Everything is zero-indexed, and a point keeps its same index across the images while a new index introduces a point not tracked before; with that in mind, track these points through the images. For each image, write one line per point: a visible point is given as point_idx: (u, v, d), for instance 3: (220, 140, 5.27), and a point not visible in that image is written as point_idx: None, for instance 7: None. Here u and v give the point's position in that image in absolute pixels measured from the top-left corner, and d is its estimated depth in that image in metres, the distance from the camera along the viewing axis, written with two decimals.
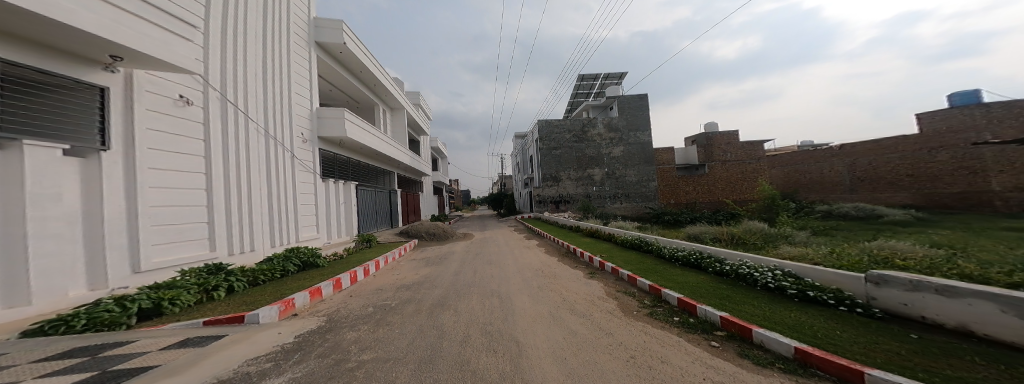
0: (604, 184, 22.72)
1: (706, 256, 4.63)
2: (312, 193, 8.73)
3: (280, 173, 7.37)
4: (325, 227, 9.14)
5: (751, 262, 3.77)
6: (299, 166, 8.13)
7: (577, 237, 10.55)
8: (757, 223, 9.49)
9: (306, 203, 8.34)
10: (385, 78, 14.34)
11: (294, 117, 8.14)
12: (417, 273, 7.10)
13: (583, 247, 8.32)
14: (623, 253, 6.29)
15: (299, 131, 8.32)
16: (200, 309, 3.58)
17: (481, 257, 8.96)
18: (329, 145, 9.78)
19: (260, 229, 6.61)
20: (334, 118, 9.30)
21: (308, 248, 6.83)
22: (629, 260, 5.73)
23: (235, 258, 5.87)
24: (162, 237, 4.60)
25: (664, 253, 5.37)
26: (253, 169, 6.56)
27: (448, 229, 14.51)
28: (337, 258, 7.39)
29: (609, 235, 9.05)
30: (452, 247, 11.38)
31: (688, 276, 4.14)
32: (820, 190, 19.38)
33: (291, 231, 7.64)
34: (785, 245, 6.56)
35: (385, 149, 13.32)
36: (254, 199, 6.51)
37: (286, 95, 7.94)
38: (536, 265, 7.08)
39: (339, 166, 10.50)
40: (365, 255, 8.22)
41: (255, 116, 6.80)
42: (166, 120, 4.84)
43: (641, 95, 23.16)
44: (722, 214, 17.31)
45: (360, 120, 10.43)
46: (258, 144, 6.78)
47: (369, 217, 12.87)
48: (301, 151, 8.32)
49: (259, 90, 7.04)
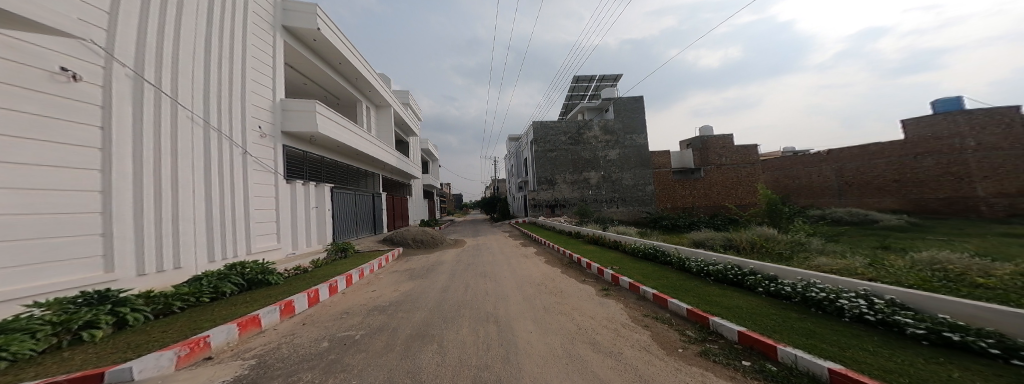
0: (600, 187, 22.12)
1: (746, 270, 3.81)
2: (273, 196, 7.64)
3: (222, 173, 6.29)
4: (287, 236, 7.99)
5: (824, 283, 2.94)
6: (253, 165, 7.03)
7: (579, 245, 9.60)
8: (766, 228, 8.88)
9: (262, 209, 7.22)
10: (368, 72, 13.31)
11: (249, 106, 7.05)
12: (395, 290, 6.07)
13: (588, 256, 7.41)
14: (636, 265, 5.45)
15: (256, 123, 7.23)
16: (45, 358, 2.59)
17: (474, 268, 7.97)
18: (298, 142, 8.71)
19: (190, 240, 5.53)
20: (303, 111, 8.22)
21: (256, 263, 5.65)
22: (644, 271, 4.87)
23: (144, 280, 4.74)
24: (6, 260, 3.51)
25: (687, 266, 4.55)
26: (183, 167, 5.49)
27: (437, 236, 13.44)
28: (295, 273, 6.23)
29: (615, 242, 8.14)
30: (441, 256, 10.31)
31: (734, 295, 3.29)
32: (807, 195, 19.01)
33: (239, 241, 6.51)
34: (818, 255, 5.89)
35: (366, 147, 12.21)
36: (182, 205, 5.43)
37: (238, 81, 6.88)
38: (535, 279, 6.15)
39: (310, 166, 9.38)
40: (337, 269, 7.06)
41: (189, 104, 5.70)
42: (33, 98, 3.78)
43: (636, 97, 22.76)
44: (718, 220, 17.14)
45: (335, 113, 9.34)
46: (192, 135, 5.72)
47: (348, 223, 11.74)
48: (256, 147, 7.18)
49: (195, 73, 5.93)
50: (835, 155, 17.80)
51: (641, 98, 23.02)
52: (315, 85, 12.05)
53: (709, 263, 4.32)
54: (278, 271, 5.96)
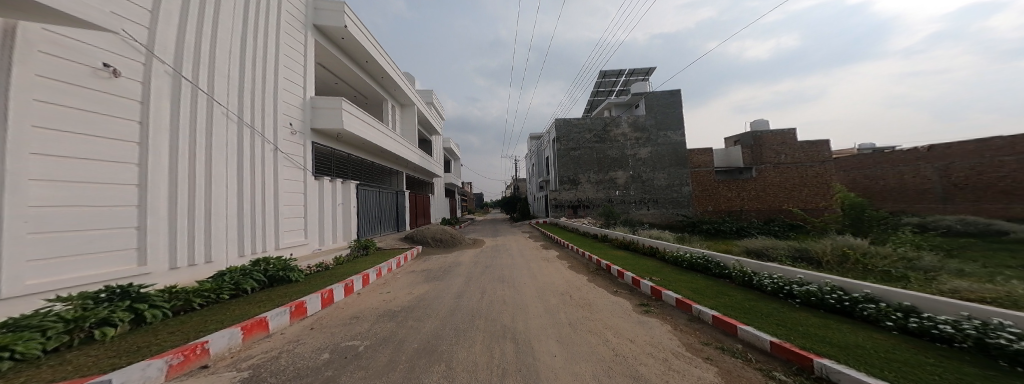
0: (629, 188, 20.74)
1: (850, 294, 2.87)
2: (302, 192, 7.67)
3: (254, 169, 6.34)
4: (314, 233, 7.99)
5: (1000, 322, 1.96)
6: (284, 161, 7.08)
7: (608, 249, 8.74)
8: (846, 238, 7.53)
9: (291, 205, 7.24)
10: (394, 71, 13.43)
11: (280, 103, 7.10)
12: (409, 292, 5.73)
13: (619, 263, 6.58)
14: (684, 276, 4.57)
15: (287, 120, 7.28)
16: (47, 365, 2.15)
17: (492, 271, 7.47)
18: (326, 139, 8.76)
19: (220, 235, 5.53)
20: (331, 109, 8.23)
21: (279, 258, 5.43)
22: (695, 286, 4.02)
23: (173, 274, 4.72)
24: (40, 249, 3.42)
25: (760, 283, 3.69)
26: (216, 162, 5.54)
27: (457, 235, 13.22)
28: (316, 270, 6.07)
29: (651, 248, 7.23)
30: (458, 256, 9.97)
31: (844, 330, 2.39)
32: (899, 198, 17.61)
33: (267, 237, 6.52)
34: (947, 277, 4.48)
35: (390, 145, 12.24)
36: (214, 199, 5.46)
37: (271, 79, 6.95)
38: (558, 286, 5.52)
39: (337, 163, 9.43)
40: (355, 267, 6.88)
41: (223, 100, 5.76)
42: (77, 93, 3.80)
43: (672, 91, 21.12)
44: (776, 227, 15.28)
45: (361, 111, 9.35)
46: (226, 131, 5.78)
47: (372, 221, 11.81)
48: (286, 143, 7.22)
49: (231, 70, 6.00)
50: (939, 152, 16.29)
51: (677, 92, 21.34)
52: (345, 84, 12.34)
53: (792, 280, 3.39)
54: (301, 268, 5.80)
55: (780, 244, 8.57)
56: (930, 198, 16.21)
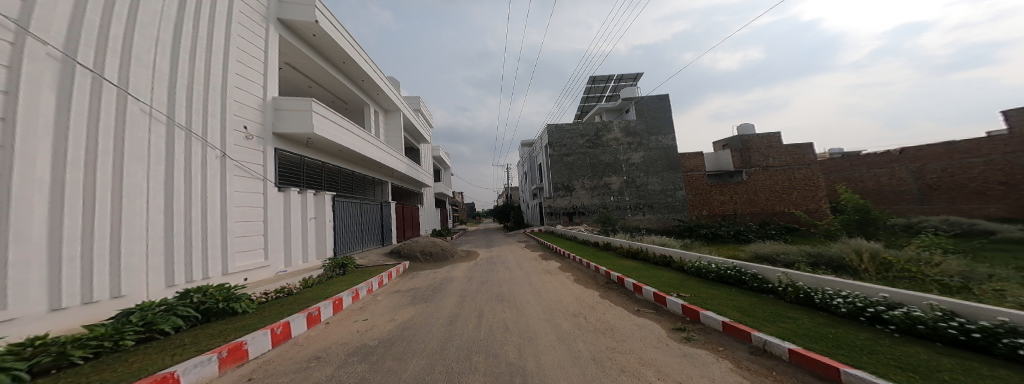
0: (623, 193, 20.38)
1: (975, 320, 2.02)
2: (261, 206, 6.46)
3: (192, 179, 5.01)
4: (278, 253, 6.81)
5: None
6: (236, 170, 5.88)
7: (614, 259, 7.93)
8: (861, 241, 7.16)
9: (246, 221, 6.00)
10: (374, 73, 12.66)
11: (229, 102, 5.92)
12: (388, 321, 4.74)
13: (630, 275, 5.79)
14: (717, 293, 3.80)
15: (240, 123, 6.15)
16: None
17: (491, 289, 6.58)
18: (293, 145, 7.71)
19: (139, 263, 4.13)
20: (298, 111, 7.22)
21: (219, 287, 4.32)
22: (737, 304, 3.24)
23: (55, 319, 3.30)
24: None
25: (823, 302, 2.84)
26: (134, 170, 4.16)
27: (448, 248, 12.26)
28: (272, 297, 4.94)
29: (664, 257, 6.44)
30: (449, 271, 9.01)
31: (1016, 382, 1.54)
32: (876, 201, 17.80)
33: (211, 261, 5.20)
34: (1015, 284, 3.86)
35: (370, 152, 11.29)
36: (131, 219, 4.08)
37: (218, 74, 5.79)
38: (567, 309, 4.71)
39: (308, 173, 8.36)
40: (327, 290, 5.80)
41: (144, 95, 4.42)
42: None
43: (661, 96, 21.12)
44: (773, 230, 15.20)
45: (334, 113, 8.42)
46: (152, 133, 4.45)
47: (352, 236, 10.70)
48: (238, 149, 6.01)
49: (160, 58, 4.75)
50: (910, 155, 16.81)
51: (666, 96, 21.35)
52: (319, 87, 11.49)
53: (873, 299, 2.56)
54: (252, 296, 4.74)
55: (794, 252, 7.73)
56: (908, 199, 16.49)
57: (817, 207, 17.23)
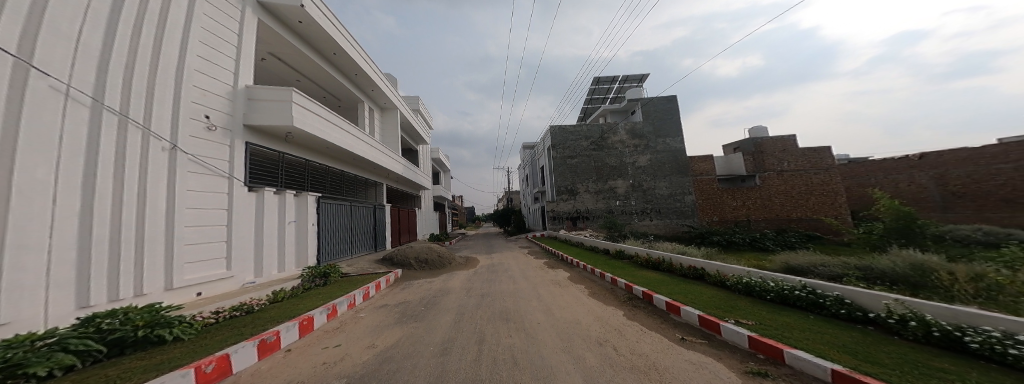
0: (629, 197, 19.55)
1: None
2: (226, 210, 5.38)
3: (128, 175, 3.98)
4: (248, 261, 5.82)
5: None
6: (193, 166, 4.82)
7: (631, 269, 6.96)
8: (927, 256, 6.36)
9: (202, 228, 4.89)
10: (369, 67, 11.90)
11: (188, 88, 4.88)
12: (364, 348, 3.82)
13: (659, 291, 4.83)
14: (794, 322, 2.87)
15: (202, 112, 5.10)
16: None
17: (495, 305, 5.70)
18: (269, 140, 6.75)
19: (31, 280, 3.08)
20: (274, 101, 6.24)
21: (144, 308, 3.30)
22: (847, 346, 2.31)
23: None
24: None
25: (992, 350, 1.89)
26: (33, 162, 3.18)
27: (445, 254, 11.39)
28: (222, 317, 4.02)
29: (691, 269, 5.50)
30: (447, 281, 8.11)
31: None
32: None
33: (153, 276, 4.14)
34: None
35: (362, 150, 10.43)
36: (23, 226, 3.07)
37: (175, 52, 4.80)
38: (591, 336, 3.79)
39: (288, 171, 7.48)
40: (297, 306, 4.88)
41: (59, 70, 3.45)
42: None
43: (669, 97, 20.45)
44: (793, 237, 14.40)
45: (318, 106, 7.50)
46: (66, 115, 3.47)
47: (338, 241, 9.78)
48: (196, 142, 4.95)
49: (88, 25, 3.79)
50: (932, 160, 16.64)
51: (674, 98, 20.66)
52: (308, 81, 10.79)
53: None
54: (195, 315, 3.79)
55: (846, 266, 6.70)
56: (929, 206, 16.22)
57: (840, 212, 16.14)
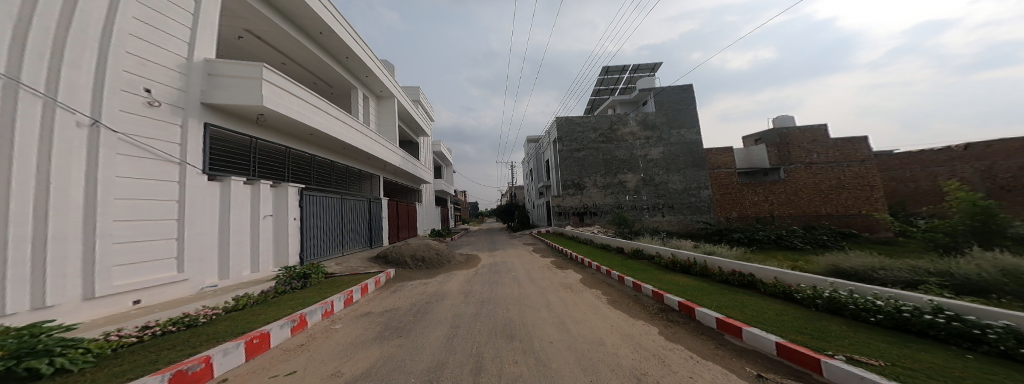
0: (640, 192, 18.45)
1: None
2: (176, 200, 4.58)
3: (22, 156, 3.15)
4: (209, 260, 5.02)
5: None
6: (125, 147, 3.99)
7: (655, 272, 5.98)
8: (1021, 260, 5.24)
9: (140, 222, 4.09)
10: (360, 48, 10.96)
11: (118, 54, 4.02)
12: (326, 378, 2.86)
13: (700, 302, 3.84)
14: (946, 364, 1.87)
15: (139, 83, 4.24)
16: None
17: (495, 317, 4.80)
18: (237, 123, 5.90)
19: None
20: (239, 77, 5.39)
21: (18, 329, 2.37)
22: None
23: None
24: None
25: None
26: None
27: (444, 251, 10.54)
28: (152, 334, 3.19)
29: (735, 274, 4.49)
30: (443, 284, 7.27)
31: None
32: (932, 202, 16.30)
33: (64, 282, 3.34)
34: None
35: (352, 138, 9.57)
36: None
37: (100, 9, 3.92)
38: (621, 366, 2.84)
39: (262, 158, 6.64)
40: (254, 318, 4.05)
41: None
42: None
43: (684, 86, 19.18)
44: (823, 235, 13.19)
45: (297, 86, 6.69)
46: None
47: (324, 236, 8.97)
48: (130, 119, 4.10)
49: None
50: (979, 151, 15.23)
51: (689, 86, 19.39)
52: (293, 64, 9.99)
53: None
54: (108, 337, 2.90)
55: (912, 274, 5.51)
56: None
57: (874, 208, 14.79)
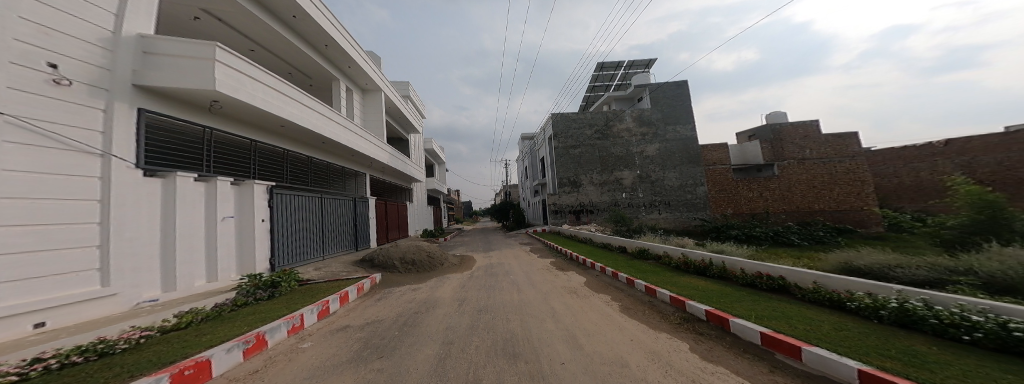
0: (635, 189, 18.15)
1: None
2: (93, 199, 3.84)
3: None
4: (147, 271, 4.39)
5: None
6: (17, 133, 3.22)
7: (667, 274, 5.49)
8: None
9: (39, 226, 3.36)
10: (340, 35, 10.12)
11: (7, 19, 3.21)
12: None
13: (732, 311, 3.35)
14: None
15: (38, 55, 3.43)
16: None
17: (495, 331, 4.19)
18: (186, 110, 5.22)
19: None
20: (186, 58, 4.73)
21: None
22: None
23: None
24: None
25: None
26: None
27: (436, 253, 9.82)
28: (43, 369, 2.55)
29: (763, 278, 4.00)
30: (433, 291, 6.60)
31: None
32: (919, 197, 16.52)
33: None
34: None
35: (330, 132, 8.78)
36: None
37: None
38: None
39: (217, 151, 5.91)
40: (190, 342, 3.40)
41: None
42: None
43: (679, 82, 18.97)
44: (820, 231, 13.13)
45: (260, 71, 6.04)
46: None
47: (302, 238, 8.19)
48: (28, 98, 3.31)
49: None
50: (961, 146, 15.53)
51: (683, 83, 19.18)
52: (263, 50, 9.12)
53: None
54: None
55: (937, 271, 4.94)
56: None
57: (867, 203, 14.85)
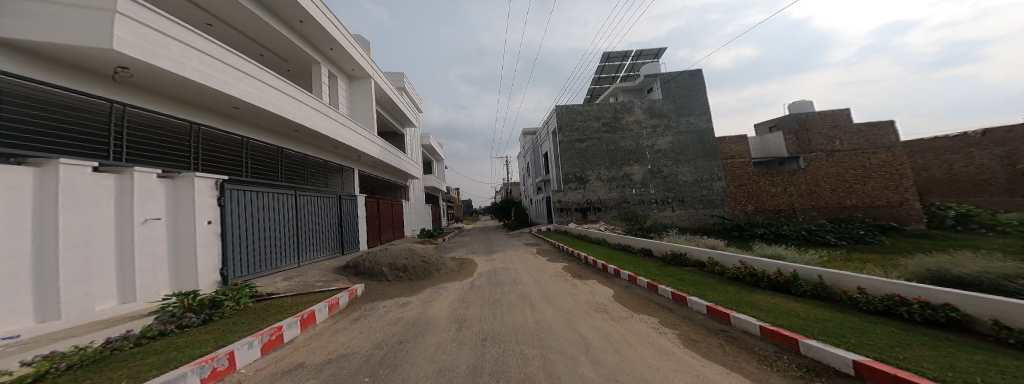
0: (647, 185, 16.89)
1: None
2: None
3: None
4: (8, 297, 3.00)
5: None
6: None
7: (732, 290, 4.15)
8: None
9: None
10: (320, 11, 8.81)
11: None
12: None
13: (896, 361, 2.02)
14: None
15: None
16: None
17: (506, 378, 2.87)
18: (80, 77, 4.03)
19: None
20: (71, 6, 3.60)
21: None
22: None
23: None
24: None
25: None
26: None
27: (431, 257, 8.49)
28: None
29: (923, 308, 2.61)
30: (425, 308, 5.27)
31: None
32: (954, 192, 15.27)
33: None
34: None
35: (303, 117, 7.50)
36: None
37: None
38: None
39: (136, 133, 4.71)
40: None
41: None
42: None
43: (693, 71, 17.69)
44: (859, 230, 12.00)
45: (194, 34, 4.92)
46: None
47: (268, 242, 6.85)
48: None
49: None
50: None
51: (697, 71, 17.90)
52: (223, 25, 7.79)
53: None
54: None
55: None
56: (997, 190, 13.82)
57: (904, 198, 13.63)
